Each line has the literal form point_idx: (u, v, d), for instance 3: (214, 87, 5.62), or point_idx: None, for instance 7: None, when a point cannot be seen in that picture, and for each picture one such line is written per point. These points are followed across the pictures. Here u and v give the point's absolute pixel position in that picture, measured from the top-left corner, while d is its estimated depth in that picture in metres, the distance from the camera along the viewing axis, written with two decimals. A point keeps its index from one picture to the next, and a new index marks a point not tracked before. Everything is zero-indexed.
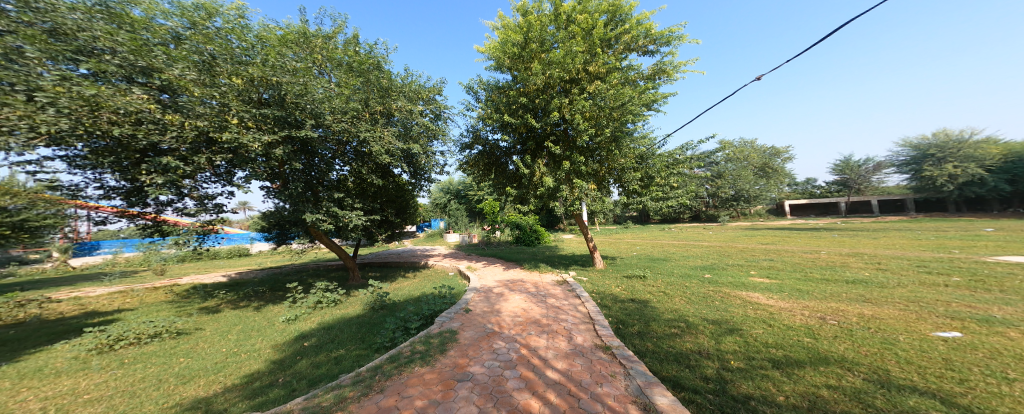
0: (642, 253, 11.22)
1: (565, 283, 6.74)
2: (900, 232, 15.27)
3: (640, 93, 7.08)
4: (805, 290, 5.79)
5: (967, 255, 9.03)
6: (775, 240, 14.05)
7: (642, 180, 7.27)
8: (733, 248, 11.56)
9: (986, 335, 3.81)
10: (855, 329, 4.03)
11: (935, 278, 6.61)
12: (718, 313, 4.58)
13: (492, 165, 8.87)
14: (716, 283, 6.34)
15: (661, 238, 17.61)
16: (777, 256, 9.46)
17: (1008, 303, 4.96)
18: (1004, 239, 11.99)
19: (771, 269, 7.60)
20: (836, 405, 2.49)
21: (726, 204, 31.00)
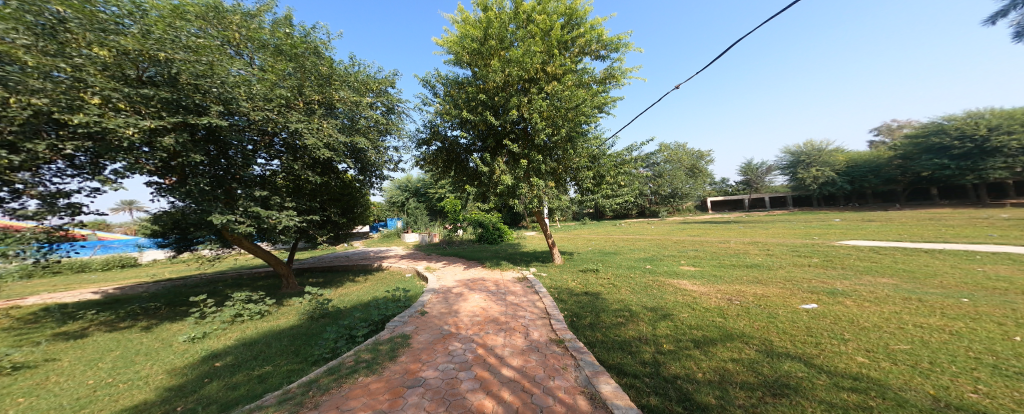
0: (596, 248, 11.89)
1: (526, 280, 6.89)
2: (782, 223, 18.72)
3: (592, 97, 7.38)
4: (719, 275, 6.75)
5: (824, 241, 11.40)
6: (697, 232, 16.04)
7: (594, 179, 7.64)
8: (668, 241, 12.88)
9: (832, 305, 4.87)
10: (751, 307, 4.84)
11: (808, 260, 8.21)
12: (655, 300, 5.11)
13: (451, 162, 8.70)
14: (654, 273, 7.05)
15: (606, 233, 18.89)
16: (696, 247, 10.84)
17: (847, 278, 6.42)
18: (849, 227, 15.46)
19: (695, 258, 8.67)
20: (738, 376, 2.96)
21: (666, 201, 34.45)
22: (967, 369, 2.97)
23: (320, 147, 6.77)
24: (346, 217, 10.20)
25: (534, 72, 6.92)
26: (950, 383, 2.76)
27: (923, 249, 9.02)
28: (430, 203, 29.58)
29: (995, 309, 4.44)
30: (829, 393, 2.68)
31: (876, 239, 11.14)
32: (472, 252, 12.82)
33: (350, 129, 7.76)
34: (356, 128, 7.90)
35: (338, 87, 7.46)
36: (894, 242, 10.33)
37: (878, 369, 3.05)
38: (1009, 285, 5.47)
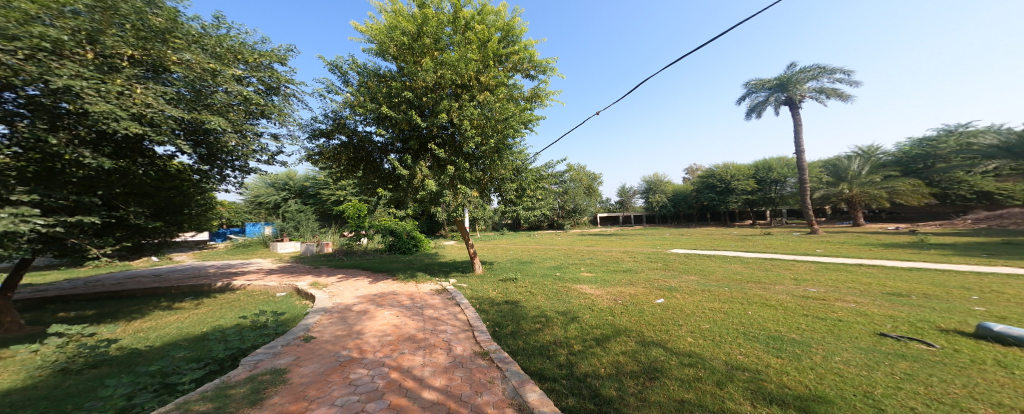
0: (512, 257, 12.29)
1: (445, 292, 6.57)
2: (644, 235, 23.28)
3: (519, 111, 7.65)
4: (609, 279, 7.84)
5: (662, 249, 14.68)
6: (580, 243, 18.37)
7: (518, 190, 7.88)
8: (570, 250, 14.32)
9: (673, 298, 6.26)
10: (628, 305, 5.76)
11: (657, 264, 10.39)
12: (564, 304, 5.55)
13: (366, 162, 7.91)
14: (562, 279, 7.69)
15: (513, 244, 19.76)
16: (579, 255, 12.42)
17: (675, 276, 8.40)
18: (683, 238, 20.40)
19: (592, 265, 9.84)
20: (627, 366, 3.47)
21: (570, 215, 38.37)
22: (743, 338, 4.25)
23: (124, 117, 4.51)
24: (169, 223, 6.88)
25: (468, 78, 6.80)
26: (729, 348, 3.94)
27: (721, 254, 12.54)
28: (324, 206, 25.30)
29: (741, 293, 6.61)
30: (678, 370, 3.39)
31: (698, 247, 14.97)
32: (376, 263, 11.47)
33: (193, 102, 5.52)
34: (204, 102, 5.68)
35: (179, 47, 5.30)
36: (706, 250, 14.03)
37: (697, 345, 4.06)
38: (762, 277, 8.11)
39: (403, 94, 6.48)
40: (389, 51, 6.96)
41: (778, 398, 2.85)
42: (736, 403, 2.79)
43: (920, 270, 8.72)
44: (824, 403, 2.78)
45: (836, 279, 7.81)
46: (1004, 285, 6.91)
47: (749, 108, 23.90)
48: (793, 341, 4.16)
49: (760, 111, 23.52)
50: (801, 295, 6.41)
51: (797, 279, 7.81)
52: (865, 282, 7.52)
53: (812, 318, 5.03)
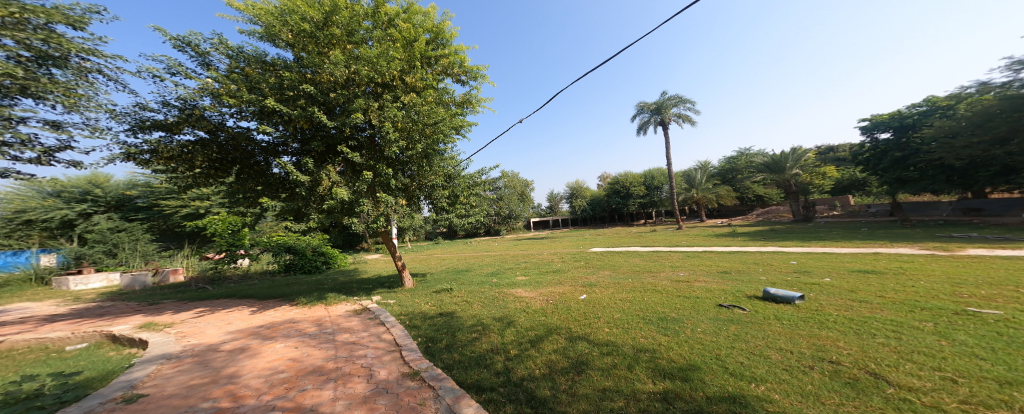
0: (448, 267, 11.83)
1: (365, 311, 5.96)
2: (570, 238, 24.97)
3: (452, 116, 7.54)
4: (542, 281, 8.11)
5: (583, 249, 15.93)
6: (510, 248, 18.74)
7: (450, 197, 7.62)
8: (506, 255, 14.50)
9: (595, 293, 6.79)
10: (559, 303, 6.02)
11: (574, 263, 11.25)
12: (501, 310, 5.56)
13: (250, 168, 6.77)
14: (498, 285, 7.68)
15: (445, 252, 19.15)
16: (509, 260, 12.61)
17: (596, 273, 9.13)
18: (601, 238, 22.53)
19: (526, 269, 10.07)
20: (559, 363, 3.61)
21: (504, 221, 38.79)
22: (642, 323, 4.82)
23: None
24: None
25: (391, 77, 6.39)
26: (634, 333, 4.43)
27: (633, 250, 14.15)
28: (166, 223, 18.99)
29: (650, 283, 7.50)
30: (601, 360, 3.65)
31: (615, 245, 16.67)
32: (275, 288, 9.72)
33: None
34: None
35: None
36: (619, 247, 15.70)
37: (612, 334, 4.44)
38: (660, 267, 9.41)
39: (302, 87, 5.70)
40: (281, 35, 6.11)
41: (668, 372, 3.30)
42: (643, 383, 3.11)
43: (756, 252, 11.26)
44: (697, 370, 3.30)
45: (707, 264, 9.51)
46: (791, 259, 9.44)
47: (640, 126, 27.60)
48: (671, 319, 4.92)
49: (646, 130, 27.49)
50: (674, 279, 7.65)
51: (671, 267, 9.36)
52: (726, 264, 9.23)
53: (688, 297, 6.01)
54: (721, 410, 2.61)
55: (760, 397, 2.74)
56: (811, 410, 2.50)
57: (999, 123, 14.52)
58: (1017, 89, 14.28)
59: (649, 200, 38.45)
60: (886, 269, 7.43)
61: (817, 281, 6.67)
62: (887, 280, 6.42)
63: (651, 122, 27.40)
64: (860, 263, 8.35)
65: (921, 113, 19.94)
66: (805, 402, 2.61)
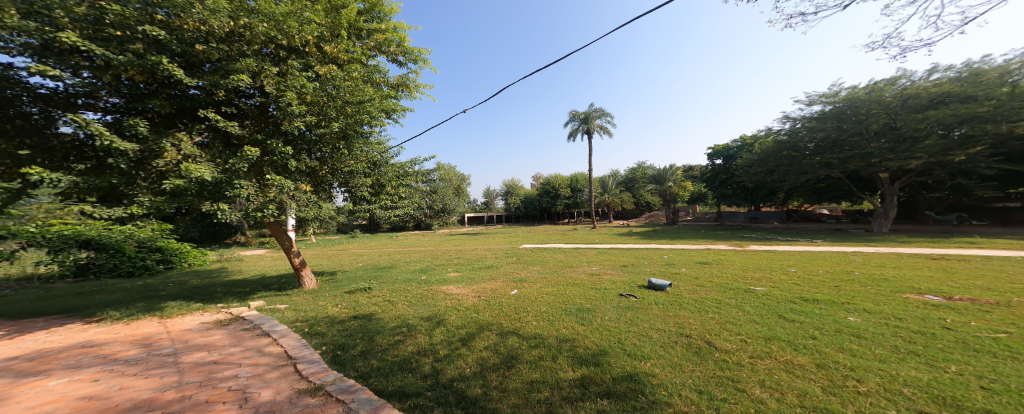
0: (367, 264, 10.93)
1: (237, 323, 5.09)
2: (503, 234, 25.35)
3: (382, 98, 6.99)
4: (474, 277, 8.03)
5: (515, 245, 16.37)
6: (438, 243, 18.39)
7: (372, 187, 7.11)
8: (437, 251, 14.14)
9: (526, 288, 6.94)
10: (491, 300, 6.00)
11: (476, 257, 11.85)
12: (429, 309, 5.31)
13: (3, 122, 4.60)
14: (427, 282, 7.35)
15: (366, 248, 17.81)
16: (436, 256, 12.29)
17: (526, 268, 9.42)
18: (530, 235, 23.39)
19: (459, 265, 9.88)
20: (490, 360, 3.56)
21: (437, 215, 37.48)
22: (563, 314, 5.07)
23: None
24: None
25: (303, 40, 5.61)
26: (558, 324, 4.63)
27: (560, 246, 14.98)
28: None
29: (576, 276, 7.97)
30: (530, 353, 3.73)
31: (544, 242, 17.47)
32: (47, 301, 7.09)
33: None
34: None
35: None
36: (549, 243, 16.51)
37: (539, 327, 4.58)
38: (579, 262, 10.16)
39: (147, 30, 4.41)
40: None
41: (584, 358, 3.53)
42: (564, 371, 3.26)
43: (657, 248, 12.90)
44: (605, 354, 3.62)
45: (614, 258, 10.61)
46: (662, 254, 11.26)
47: (570, 132, 29.37)
48: (587, 309, 5.30)
49: (575, 133, 29.29)
50: (590, 272, 8.37)
51: (588, 262, 10.16)
52: (638, 258, 10.35)
53: (599, 289, 6.57)
54: (622, 388, 2.90)
55: (647, 373, 3.19)
56: (680, 381, 3.01)
57: (772, 158, 20.89)
58: (781, 135, 21.33)
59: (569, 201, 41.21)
60: (711, 260, 9.59)
61: (675, 270, 8.20)
62: (715, 268, 8.42)
63: (580, 130, 29.30)
64: (699, 255, 10.63)
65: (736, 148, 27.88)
66: (674, 372, 3.18)
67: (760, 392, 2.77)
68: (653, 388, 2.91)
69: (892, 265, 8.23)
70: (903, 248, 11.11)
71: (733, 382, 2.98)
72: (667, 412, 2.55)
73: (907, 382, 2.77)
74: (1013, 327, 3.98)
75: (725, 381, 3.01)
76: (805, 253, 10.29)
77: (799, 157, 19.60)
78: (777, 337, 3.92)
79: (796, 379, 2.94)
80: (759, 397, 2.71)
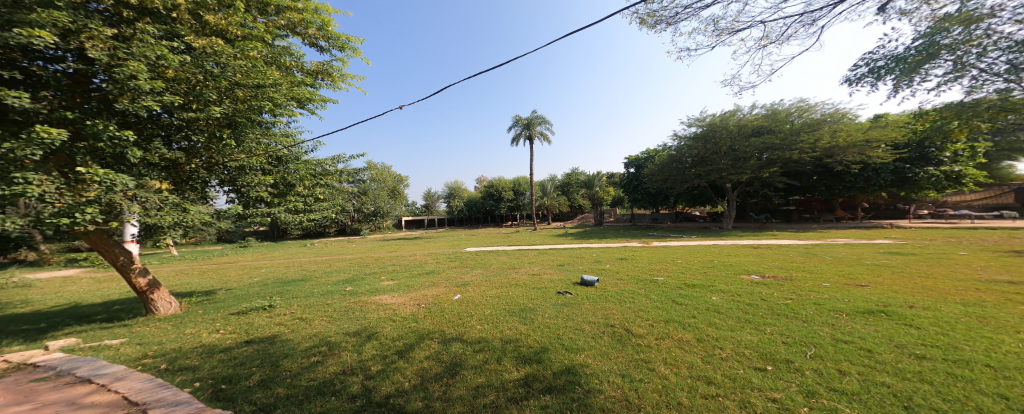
0: (265, 278, 9.58)
1: (34, 370, 3.79)
2: (447, 238, 24.59)
3: (292, 85, 6.37)
4: (412, 284, 7.62)
5: (458, 248, 15.97)
6: (367, 250, 17.09)
7: (275, 186, 6.34)
8: (368, 257, 13.19)
9: (468, 292, 6.77)
10: (433, 307, 5.72)
11: (383, 263, 11.45)
12: (357, 322, 4.87)
13: None
14: (355, 294, 6.75)
15: (265, 259, 15.54)
16: (367, 264, 11.42)
17: (468, 272, 9.23)
18: (470, 238, 23.13)
19: (393, 272, 9.28)
20: (430, 370, 3.36)
21: (369, 219, 34.85)
22: (506, 316, 5.06)
23: None
24: None
25: (167, 4, 4.66)
26: (502, 326, 4.59)
27: (501, 248, 15.08)
28: None
29: (519, 277, 8.02)
30: (473, 358, 3.62)
31: (487, 245, 17.38)
32: None
33: None
34: None
35: None
36: (492, 246, 16.49)
37: (482, 330, 4.50)
38: (522, 263, 10.32)
39: None
40: None
41: (527, 357, 3.54)
42: (508, 372, 3.21)
43: (591, 247, 13.69)
44: (547, 351, 3.68)
45: (552, 258, 11.00)
46: (592, 252, 12.01)
47: (513, 137, 29.78)
48: (529, 309, 5.36)
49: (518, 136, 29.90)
50: (531, 273, 8.54)
51: (529, 263, 10.37)
52: (575, 258, 10.86)
53: (539, 288, 6.71)
54: (562, 382, 2.97)
55: (583, 364, 3.31)
56: (608, 368, 3.19)
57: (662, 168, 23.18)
58: (669, 150, 23.96)
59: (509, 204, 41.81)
60: (629, 256, 10.54)
61: (603, 266, 8.81)
62: (634, 263, 9.27)
63: (522, 136, 30.05)
64: (622, 252, 11.59)
65: (641, 159, 31.27)
66: (603, 360, 3.37)
67: (665, 369, 3.12)
68: (587, 378, 3.03)
69: (734, 253, 10.18)
70: (781, 240, 13.43)
71: (646, 363, 3.28)
72: (599, 399, 2.69)
73: (747, 344, 3.58)
74: (794, 294, 5.32)
75: (641, 362, 3.30)
76: (708, 247, 11.90)
77: (682, 169, 22.10)
78: (672, 318, 4.51)
79: (685, 354, 3.44)
80: (665, 374, 3.03)
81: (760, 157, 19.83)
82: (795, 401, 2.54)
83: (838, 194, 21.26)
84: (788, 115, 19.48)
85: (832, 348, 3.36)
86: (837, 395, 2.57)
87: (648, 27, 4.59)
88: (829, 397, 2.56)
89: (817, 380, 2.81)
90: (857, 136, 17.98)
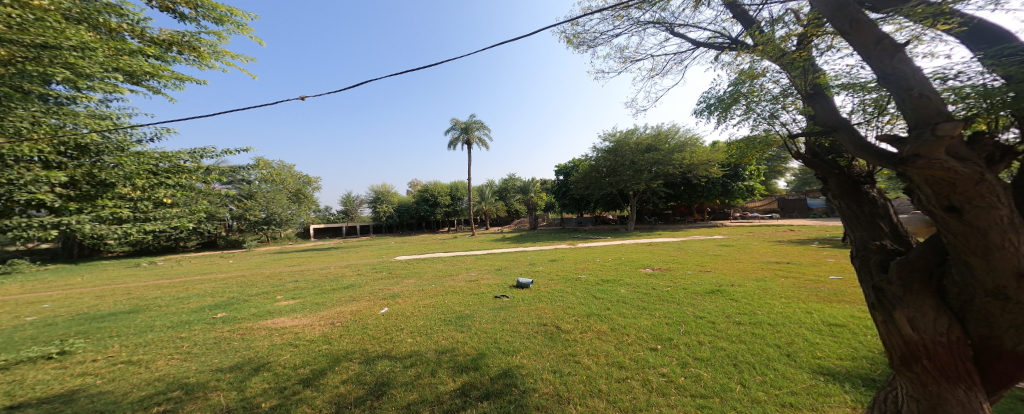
0: (47, 317, 6.89)
1: None
2: (370, 247, 22.55)
3: (118, 54, 4.14)
4: (319, 302, 6.87)
5: (387, 258, 14.93)
6: (256, 266, 14.31)
7: (72, 186, 3.86)
8: (257, 275, 11.15)
9: (395, 304, 6.43)
10: (351, 324, 5.31)
11: (248, 284, 9.64)
12: (236, 355, 4.23)
13: None
14: (234, 320, 5.81)
15: (46, 290, 10.91)
16: (239, 285, 9.49)
17: (397, 283, 8.75)
18: (399, 246, 21.67)
19: (295, 290, 8.19)
20: (349, 395, 3.13)
21: (255, 228, 26.96)
22: (442, 325, 5.01)
23: None
24: None
25: None
26: (437, 336, 4.51)
27: (433, 256, 14.61)
28: None
29: (451, 285, 7.92)
30: (402, 374, 3.49)
31: (417, 252, 16.59)
32: None
33: None
34: None
35: None
36: (426, 254, 15.84)
37: (415, 343, 4.35)
38: (459, 270, 10.18)
39: None
40: None
41: (464, 365, 3.57)
42: (444, 384, 3.20)
43: (527, 251, 14.23)
44: (483, 356, 3.77)
45: (491, 263, 11.15)
46: (528, 255, 12.48)
47: (450, 140, 29.19)
48: (466, 315, 5.38)
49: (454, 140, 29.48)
50: (469, 279, 8.50)
51: (467, 269, 10.30)
52: (507, 262, 11.13)
53: (477, 294, 6.78)
54: (499, 386, 3.08)
55: (519, 365, 3.49)
56: (542, 366, 3.43)
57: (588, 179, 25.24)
58: (589, 161, 26.40)
59: (440, 210, 40.48)
60: (560, 257, 11.37)
61: (537, 268, 9.29)
62: (562, 263, 9.94)
63: (460, 140, 29.74)
64: (554, 254, 12.34)
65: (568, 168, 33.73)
66: (536, 359, 3.63)
67: (589, 360, 3.50)
68: (523, 378, 3.22)
69: (636, 250, 11.73)
70: (677, 237, 15.93)
71: (573, 356, 3.63)
72: (535, 397, 2.88)
73: (642, 329, 4.23)
74: (672, 282, 6.44)
75: (568, 357, 3.63)
76: (619, 246, 13.44)
77: (599, 177, 24.79)
78: (594, 312, 5.03)
79: (602, 343, 3.90)
80: (588, 364, 3.41)
81: (651, 170, 23.03)
82: (677, 372, 3.11)
83: (694, 202, 26.13)
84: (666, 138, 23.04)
85: (695, 323, 4.20)
86: (698, 362, 3.25)
87: (574, 47, 5.12)
88: (695, 364, 3.22)
89: (686, 351, 3.50)
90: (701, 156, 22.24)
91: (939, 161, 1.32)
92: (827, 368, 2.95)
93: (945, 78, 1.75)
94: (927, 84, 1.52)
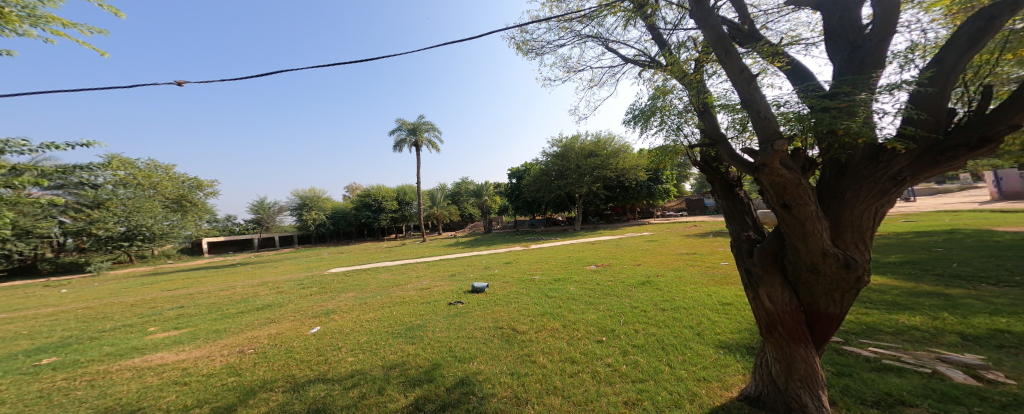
0: None
1: None
2: (291, 261, 20.23)
3: None
4: (220, 329, 5.96)
5: (317, 271, 13.58)
6: (115, 292, 11.46)
7: None
8: (114, 304, 8.95)
9: (328, 322, 5.91)
10: (268, 349, 4.75)
11: (97, 316, 7.67)
12: (76, 406, 3.40)
13: None
14: (77, 363, 4.64)
15: None
16: (80, 318, 7.49)
17: (335, 297, 8.04)
18: (334, 257, 19.95)
19: (181, 318, 6.93)
20: None
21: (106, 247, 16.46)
22: (391, 338, 4.75)
23: None
24: None
25: None
26: (383, 352, 4.26)
27: (373, 266, 13.68)
28: None
29: (389, 297, 7.47)
30: (342, 398, 3.21)
31: (352, 263, 15.38)
32: None
33: None
34: None
35: None
36: (367, 264, 14.81)
37: (357, 361, 4.06)
38: (409, 279, 9.72)
39: None
40: None
41: (416, 379, 3.42)
42: (394, 402, 3.04)
43: (480, 255, 14.08)
44: (438, 367, 3.65)
45: (444, 269, 10.83)
46: (483, 259, 12.39)
47: (396, 141, 27.84)
48: (416, 326, 5.17)
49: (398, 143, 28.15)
50: (420, 288, 8.14)
51: (417, 277, 9.87)
52: (453, 268, 10.87)
53: (429, 302, 6.55)
54: (455, 396, 3.01)
55: (475, 372, 3.45)
56: (499, 370, 3.44)
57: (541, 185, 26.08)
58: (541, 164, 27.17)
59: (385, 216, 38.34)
60: (514, 259, 11.48)
61: (491, 272, 9.28)
62: (517, 266, 10.02)
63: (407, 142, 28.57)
64: (507, 257, 12.40)
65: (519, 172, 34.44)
66: (492, 363, 3.62)
67: (543, 359, 3.59)
68: (481, 385, 3.18)
69: (581, 250, 12.32)
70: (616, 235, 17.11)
71: (528, 357, 3.70)
72: (493, 403, 2.87)
73: (587, 323, 4.48)
74: (613, 276, 6.93)
75: (525, 357, 3.69)
76: (563, 247, 13.98)
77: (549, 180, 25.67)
78: (548, 311, 5.19)
79: (555, 341, 4.03)
80: (543, 363, 3.50)
81: (591, 173, 24.34)
82: (621, 361, 3.35)
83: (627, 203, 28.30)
84: (606, 143, 24.75)
85: (631, 313, 4.58)
86: (635, 349, 3.54)
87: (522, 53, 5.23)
88: (633, 351, 3.50)
89: (626, 340, 3.79)
90: (633, 161, 24.21)
91: (778, 169, 1.65)
92: (726, 342, 3.44)
93: (779, 106, 2.18)
94: (768, 108, 1.87)
